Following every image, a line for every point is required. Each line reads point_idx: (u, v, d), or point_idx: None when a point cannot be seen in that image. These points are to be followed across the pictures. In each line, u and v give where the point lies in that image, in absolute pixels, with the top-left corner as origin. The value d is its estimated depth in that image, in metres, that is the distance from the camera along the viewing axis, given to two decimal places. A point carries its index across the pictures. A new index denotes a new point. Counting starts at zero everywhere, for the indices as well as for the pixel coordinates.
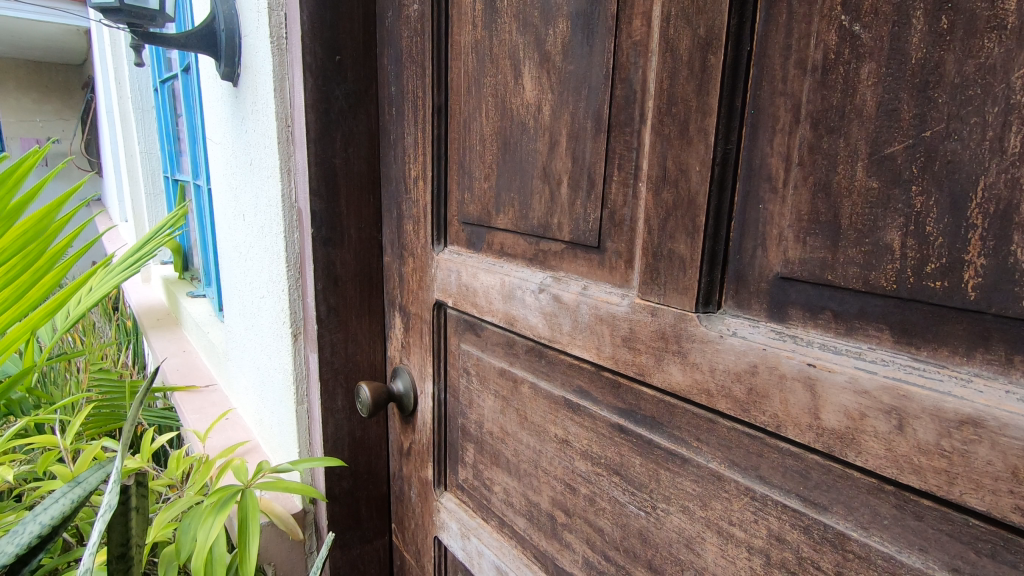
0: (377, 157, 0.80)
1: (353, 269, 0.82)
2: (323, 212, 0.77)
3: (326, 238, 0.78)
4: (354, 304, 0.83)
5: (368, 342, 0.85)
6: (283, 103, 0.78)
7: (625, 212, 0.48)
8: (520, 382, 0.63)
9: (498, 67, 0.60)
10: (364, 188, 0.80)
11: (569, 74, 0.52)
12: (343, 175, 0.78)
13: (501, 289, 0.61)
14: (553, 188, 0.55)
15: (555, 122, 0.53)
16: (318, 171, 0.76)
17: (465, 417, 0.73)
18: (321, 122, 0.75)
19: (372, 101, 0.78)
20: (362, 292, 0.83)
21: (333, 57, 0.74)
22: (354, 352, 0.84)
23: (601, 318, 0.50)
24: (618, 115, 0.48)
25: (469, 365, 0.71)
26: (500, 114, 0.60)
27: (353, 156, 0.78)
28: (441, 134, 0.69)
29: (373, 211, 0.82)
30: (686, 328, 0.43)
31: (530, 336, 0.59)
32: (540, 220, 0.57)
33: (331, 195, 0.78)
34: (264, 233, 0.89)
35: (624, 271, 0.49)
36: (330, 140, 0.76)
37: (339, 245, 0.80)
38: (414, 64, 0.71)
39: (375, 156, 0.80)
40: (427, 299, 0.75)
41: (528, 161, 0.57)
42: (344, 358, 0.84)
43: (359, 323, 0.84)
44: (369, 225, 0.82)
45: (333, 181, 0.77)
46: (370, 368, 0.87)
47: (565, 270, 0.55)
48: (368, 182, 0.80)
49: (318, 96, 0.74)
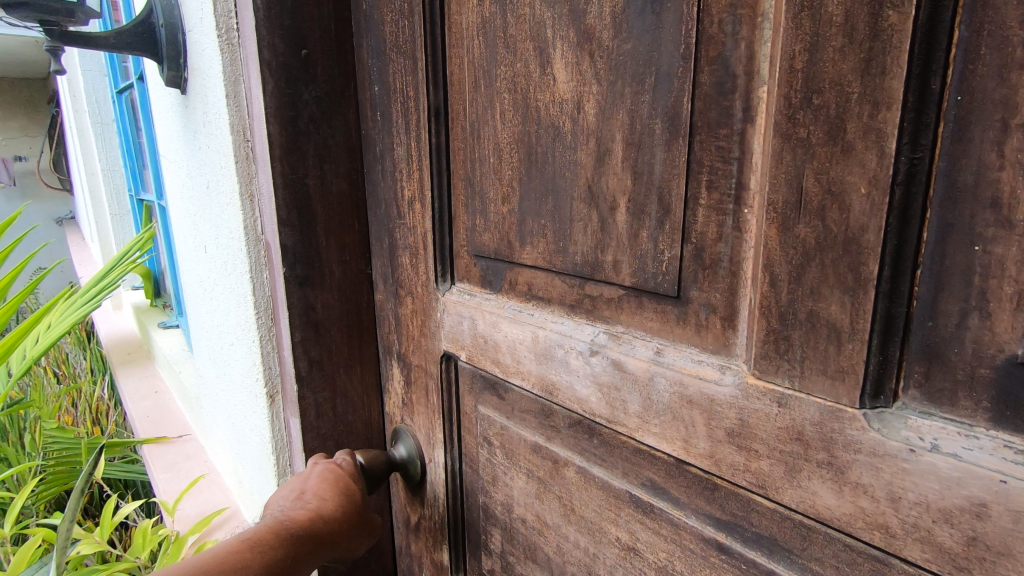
0: (360, 172, 0.65)
1: (337, 313, 0.66)
2: (296, 247, 0.62)
3: (301, 279, 0.63)
4: (344, 354, 0.68)
5: (362, 397, 0.71)
6: (237, 113, 0.62)
7: (722, 248, 0.34)
8: (564, 463, 0.48)
9: (516, 52, 0.45)
10: (346, 211, 0.65)
11: (625, 53, 0.37)
12: (319, 198, 0.63)
13: (532, 346, 0.47)
14: (604, 215, 0.40)
15: (605, 123, 0.39)
16: (288, 195, 0.61)
17: (488, 496, 0.59)
18: (288, 135, 0.60)
19: (352, 103, 0.63)
20: (351, 339, 0.68)
21: (298, 51, 0.59)
22: (344, 412, 0.70)
23: (690, 400, 0.35)
24: (706, 112, 0.33)
25: (491, 433, 0.56)
26: (521, 115, 0.46)
27: (332, 173, 0.63)
28: (440, 142, 0.54)
29: (360, 239, 0.67)
30: (841, 431, 0.28)
31: (578, 410, 0.44)
32: (586, 256, 0.42)
33: (307, 224, 0.63)
34: (230, 271, 0.73)
35: (722, 333, 0.35)
36: (301, 156, 0.61)
37: (319, 284, 0.64)
38: (402, 55, 0.56)
39: (357, 171, 0.65)
40: (432, 349, 0.60)
41: (563, 177, 0.43)
42: (332, 420, 0.69)
43: (350, 376, 0.69)
44: (355, 256, 0.66)
45: (307, 207, 0.62)
46: (365, 429, 0.72)
47: (624, 326, 0.40)
48: (350, 205, 0.65)
49: (283, 101, 0.59)
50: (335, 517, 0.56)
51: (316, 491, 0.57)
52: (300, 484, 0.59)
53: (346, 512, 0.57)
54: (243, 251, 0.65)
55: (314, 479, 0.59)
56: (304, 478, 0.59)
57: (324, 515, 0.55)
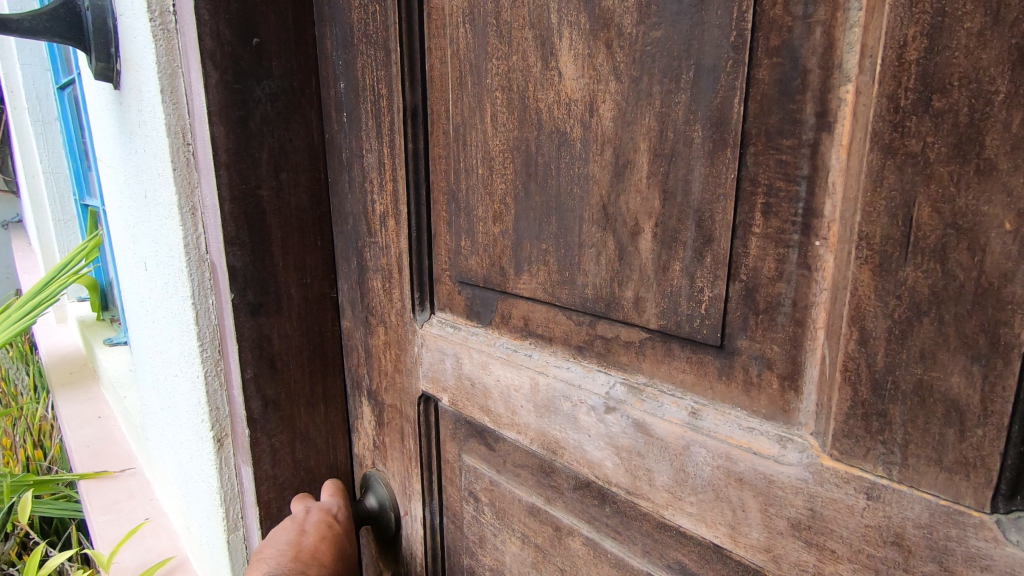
0: (323, 182, 0.57)
1: (297, 344, 0.58)
2: (248, 269, 0.53)
3: (254, 306, 0.54)
4: (306, 391, 0.59)
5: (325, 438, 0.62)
6: (175, 111, 0.52)
7: (782, 289, 0.27)
8: (568, 531, 0.41)
9: (510, 42, 0.37)
10: (307, 228, 0.56)
11: (654, 42, 0.30)
12: (274, 212, 0.54)
13: (532, 395, 0.39)
14: (623, 242, 0.33)
15: (626, 129, 0.32)
16: (237, 209, 0.51)
17: (474, 558, 0.51)
18: (237, 138, 0.50)
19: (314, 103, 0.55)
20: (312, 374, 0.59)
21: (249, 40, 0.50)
22: (305, 458, 0.61)
23: (739, 478, 0.28)
24: (764, 117, 0.26)
25: (477, 488, 0.48)
26: (517, 119, 0.38)
27: (290, 183, 0.54)
28: (418, 149, 0.46)
29: (323, 260, 0.58)
30: (961, 540, 0.21)
31: (589, 475, 0.36)
32: (599, 290, 0.35)
33: (260, 242, 0.53)
34: (172, 294, 0.63)
35: (779, 395, 0.27)
36: (252, 163, 0.52)
37: (275, 312, 0.56)
38: (373, 46, 0.47)
39: (319, 181, 0.56)
40: (408, 388, 0.52)
41: (570, 194, 0.35)
42: (291, 466, 0.60)
43: (311, 415, 0.60)
44: (318, 279, 0.58)
45: (261, 223, 0.53)
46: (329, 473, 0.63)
47: (648, 378, 0.33)
48: (311, 220, 0.56)
49: (230, 98, 0.49)
50: None
51: (318, 553, 0.50)
52: (298, 535, 0.51)
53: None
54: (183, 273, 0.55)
55: (314, 531, 0.52)
56: (302, 528, 0.52)
57: None
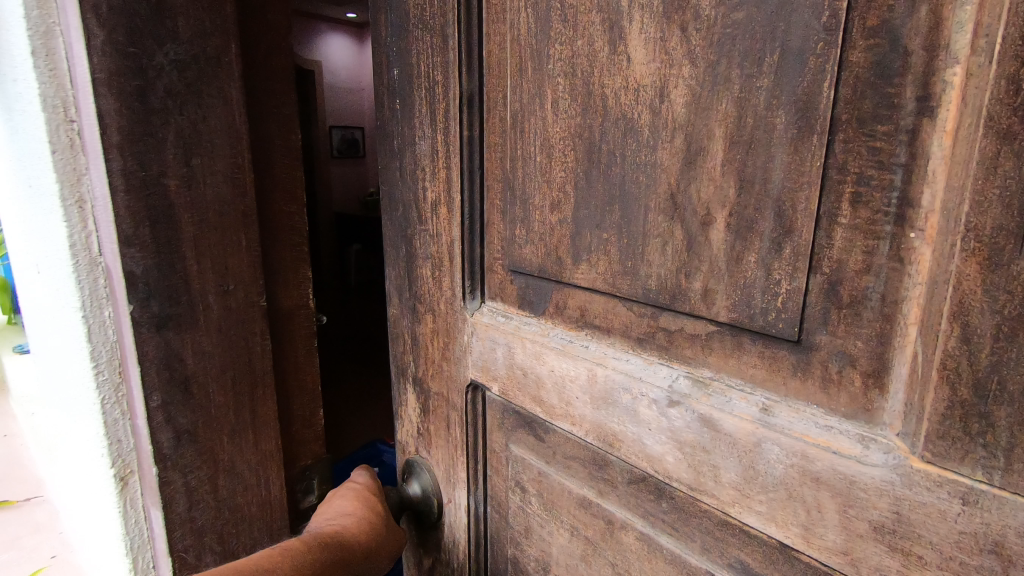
0: (242, 171, 0.64)
1: (217, 337, 0.65)
2: (150, 271, 0.58)
3: (161, 320, 0.60)
4: (216, 390, 0.66)
5: (255, 410, 0.70)
6: (53, 80, 0.49)
7: (870, 283, 0.25)
8: (620, 525, 0.40)
9: (576, 26, 0.37)
10: (228, 224, 0.64)
11: (735, 24, 0.29)
12: (185, 206, 0.60)
13: (589, 386, 0.39)
14: (691, 232, 0.32)
15: (699, 115, 0.31)
16: (133, 202, 0.56)
17: (518, 547, 0.51)
18: (135, 125, 0.55)
19: (229, 83, 0.62)
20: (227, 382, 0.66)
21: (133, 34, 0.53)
22: (220, 451, 0.67)
23: (817, 478, 0.27)
24: (856, 101, 0.25)
25: (524, 478, 0.48)
26: (580, 105, 0.37)
27: (207, 172, 0.61)
28: (474, 136, 0.46)
29: (248, 252, 0.67)
30: None
31: (647, 469, 0.36)
32: (664, 281, 0.34)
33: (168, 240, 0.59)
34: (50, 312, 0.59)
35: (861, 393, 0.26)
36: (155, 148, 0.57)
37: (188, 323, 0.62)
38: (428, 32, 0.47)
39: (238, 168, 0.64)
40: (456, 376, 0.52)
41: (636, 182, 0.35)
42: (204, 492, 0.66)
43: (240, 411, 0.69)
44: (246, 265, 0.67)
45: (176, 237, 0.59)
46: (259, 472, 0.72)
47: (714, 371, 0.32)
48: (232, 213, 0.64)
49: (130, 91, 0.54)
50: (360, 530, 0.51)
51: (334, 512, 0.53)
52: (321, 512, 0.55)
53: (372, 525, 0.52)
54: (71, 283, 0.53)
55: (337, 500, 0.55)
56: (328, 503, 0.56)
57: (348, 529, 0.51)
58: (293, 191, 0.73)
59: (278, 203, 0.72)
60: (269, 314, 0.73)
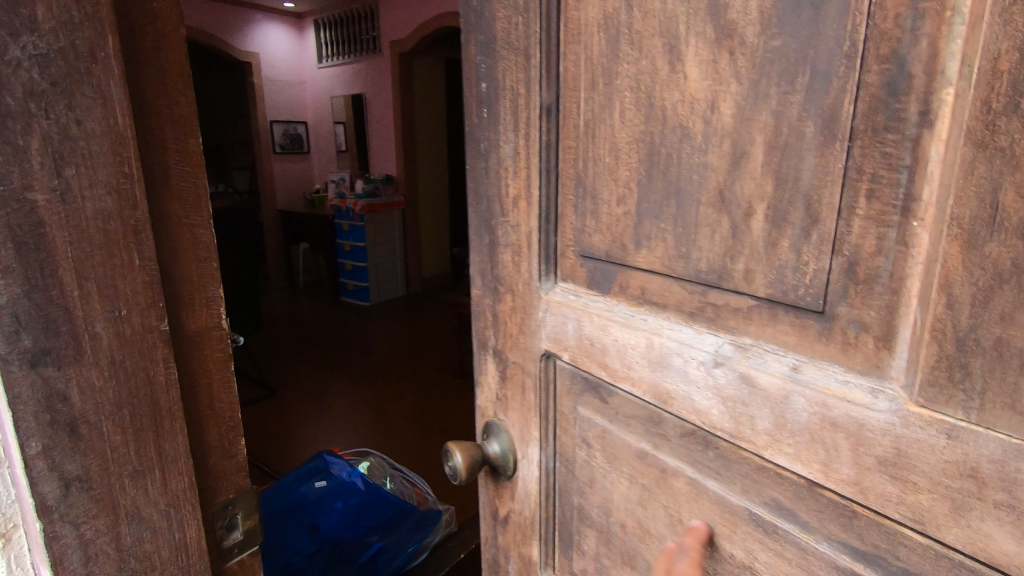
0: (130, 182, 0.53)
1: (108, 371, 0.54)
2: (18, 303, 0.49)
3: (38, 357, 0.50)
4: (111, 429, 0.55)
5: (194, 437, 0.63)
6: None
7: (881, 263, 0.31)
8: (672, 472, 0.47)
9: (641, 49, 0.43)
10: (111, 242, 0.53)
11: (774, 49, 0.35)
12: (59, 225, 0.50)
13: (646, 352, 0.46)
14: (735, 222, 0.38)
15: (744, 124, 0.37)
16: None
17: (583, 497, 0.58)
18: None
19: (107, 80, 0.51)
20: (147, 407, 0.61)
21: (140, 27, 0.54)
22: (120, 496, 0.57)
23: (835, 423, 0.33)
24: (871, 114, 0.31)
25: (590, 435, 0.56)
26: (644, 115, 0.44)
27: (84, 185, 0.51)
28: (551, 141, 0.54)
29: (144, 276, 0.55)
30: None
31: (695, 422, 0.43)
32: (712, 263, 0.40)
33: (41, 265, 0.49)
34: None
35: (873, 353, 0.32)
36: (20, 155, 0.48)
37: (72, 356, 0.52)
38: (513, 52, 0.56)
39: (126, 179, 0.53)
40: (531, 347, 0.60)
41: (691, 179, 0.41)
42: (111, 546, 0.57)
43: (144, 452, 0.58)
44: (142, 290, 0.55)
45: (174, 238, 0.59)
46: (156, 488, 0.59)
47: (754, 338, 0.39)
48: (119, 232, 0.53)
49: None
50: None
51: None
52: None
53: None
54: None
55: None
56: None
57: None
58: (177, 192, 0.58)
59: (180, 202, 0.59)
60: (178, 349, 0.61)
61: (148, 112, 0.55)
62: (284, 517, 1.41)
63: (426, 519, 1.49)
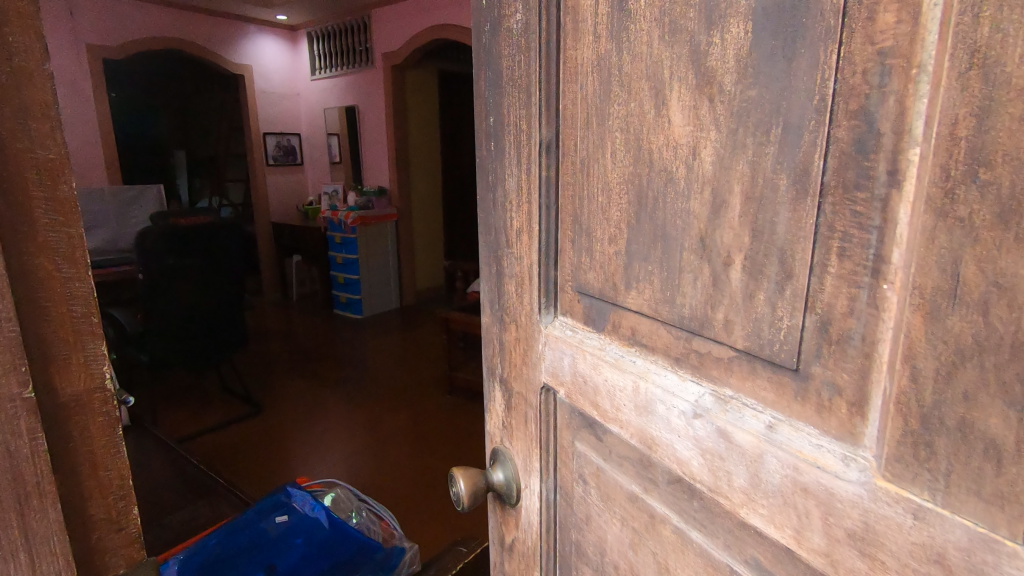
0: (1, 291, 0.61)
1: None
2: None
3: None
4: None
5: (68, 480, 0.70)
6: None
7: (853, 325, 0.30)
8: (660, 519, 0.46)
9: (630, 91, 0.43)
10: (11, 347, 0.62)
11: (750, 99, 0.34)
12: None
13: (634, 396, 0.45)
14: (716, 271, 0.37)
15: (723, 172, 0.36)
16: None
17: (581, 533, 0.58)
18: None
19: None
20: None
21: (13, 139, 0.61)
22: (36, 543, 0.66)
23: (807, 488, 0.32)
24: (842, 170, 0.29)
25: (587, 472, 0.56)
26: (633, 157, 0.44)
27: None
28: (551, 176, 0.54)
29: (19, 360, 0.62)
30: (995, 566, 0.24)
31: (678, 471, 0.42)
32: (695, 310, 0.40)
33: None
34: None
35: (846, 418, 0.31)
36: None
37: None
38: (517, 89, 0.57)
39: None
40: (533, 379, 0.60)
41: (674, 224, 0.40)
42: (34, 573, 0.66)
43: (11, 530, 0.64)
44: (2, 354, 0.61)
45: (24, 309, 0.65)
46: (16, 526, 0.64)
47: (734, 389, 0.37)
48: None
49: None
50: None
51: None
52: None
53: None
54: None
55: None
56: None
57: None
58: (45, 244, 0.65)
59: (50, 255, 0.66)
60: (47, 417, 0.67)
61: (12, 174, 0.62)
62: (238, 557, 1.10)
63: (392, 558, 1.21)
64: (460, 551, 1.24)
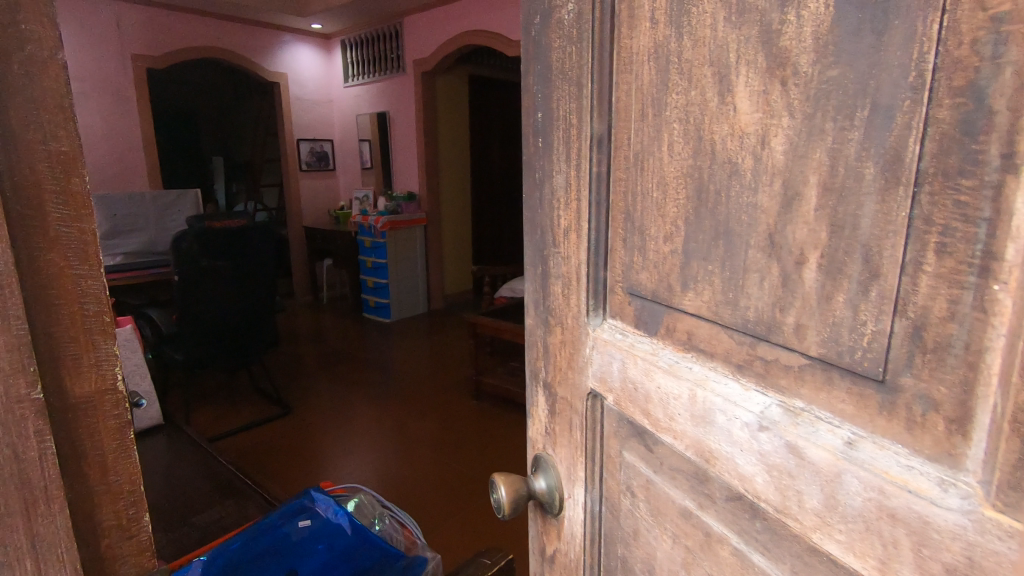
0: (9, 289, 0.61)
1: None
2: None
3: None
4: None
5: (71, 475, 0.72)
6: None
7: (954, 330, 0.26)
8: (717, 538, 0.43)
9: (691, 79, 0.41)
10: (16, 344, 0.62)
11: (830, 80, 0.31)
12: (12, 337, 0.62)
13: (690, 405, 0.42)
14: (787, 270, 0.34)
15: (797, 162, 0.33)
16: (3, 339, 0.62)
17: (627, 547, 0.55)
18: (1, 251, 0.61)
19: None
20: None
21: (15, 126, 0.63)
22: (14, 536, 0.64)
23: (896, 515, 0.28)
24: (943, 155, 0.26)
25: (635, 484, 0.53)
26: (692, 149, 0.41)
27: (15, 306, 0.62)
28: (602, 172, 0.52)
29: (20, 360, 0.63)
30: None
31: (739, 488, 0.38)
32: (761, 313, 0.36)
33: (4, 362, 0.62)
34: None
35: (944, 436, 0.27)
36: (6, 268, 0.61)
37: None
38: (567, 82, 0.55)
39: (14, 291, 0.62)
40: (578, 384, 0.58)
41: (739, 220, 0.37)
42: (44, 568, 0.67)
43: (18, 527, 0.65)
44: (12, 355, 0.62)
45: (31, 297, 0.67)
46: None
47: (805, 400, 0.34)
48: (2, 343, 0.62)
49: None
50: None
51: None
52: None
53: None
54: None
55: None
56: None
57: None
58: (56, 238, 0.67)
59: (63, 252, 0.68)
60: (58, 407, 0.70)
61: (23, 163, 0.64)
62: (261, 560, 1.12)
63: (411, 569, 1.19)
64: (483, 562, 1.22)
